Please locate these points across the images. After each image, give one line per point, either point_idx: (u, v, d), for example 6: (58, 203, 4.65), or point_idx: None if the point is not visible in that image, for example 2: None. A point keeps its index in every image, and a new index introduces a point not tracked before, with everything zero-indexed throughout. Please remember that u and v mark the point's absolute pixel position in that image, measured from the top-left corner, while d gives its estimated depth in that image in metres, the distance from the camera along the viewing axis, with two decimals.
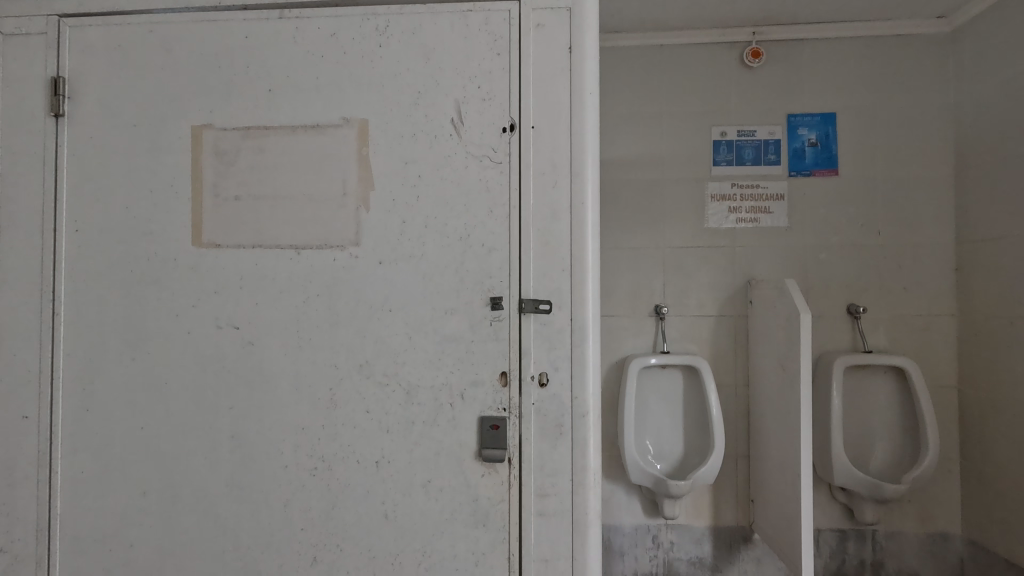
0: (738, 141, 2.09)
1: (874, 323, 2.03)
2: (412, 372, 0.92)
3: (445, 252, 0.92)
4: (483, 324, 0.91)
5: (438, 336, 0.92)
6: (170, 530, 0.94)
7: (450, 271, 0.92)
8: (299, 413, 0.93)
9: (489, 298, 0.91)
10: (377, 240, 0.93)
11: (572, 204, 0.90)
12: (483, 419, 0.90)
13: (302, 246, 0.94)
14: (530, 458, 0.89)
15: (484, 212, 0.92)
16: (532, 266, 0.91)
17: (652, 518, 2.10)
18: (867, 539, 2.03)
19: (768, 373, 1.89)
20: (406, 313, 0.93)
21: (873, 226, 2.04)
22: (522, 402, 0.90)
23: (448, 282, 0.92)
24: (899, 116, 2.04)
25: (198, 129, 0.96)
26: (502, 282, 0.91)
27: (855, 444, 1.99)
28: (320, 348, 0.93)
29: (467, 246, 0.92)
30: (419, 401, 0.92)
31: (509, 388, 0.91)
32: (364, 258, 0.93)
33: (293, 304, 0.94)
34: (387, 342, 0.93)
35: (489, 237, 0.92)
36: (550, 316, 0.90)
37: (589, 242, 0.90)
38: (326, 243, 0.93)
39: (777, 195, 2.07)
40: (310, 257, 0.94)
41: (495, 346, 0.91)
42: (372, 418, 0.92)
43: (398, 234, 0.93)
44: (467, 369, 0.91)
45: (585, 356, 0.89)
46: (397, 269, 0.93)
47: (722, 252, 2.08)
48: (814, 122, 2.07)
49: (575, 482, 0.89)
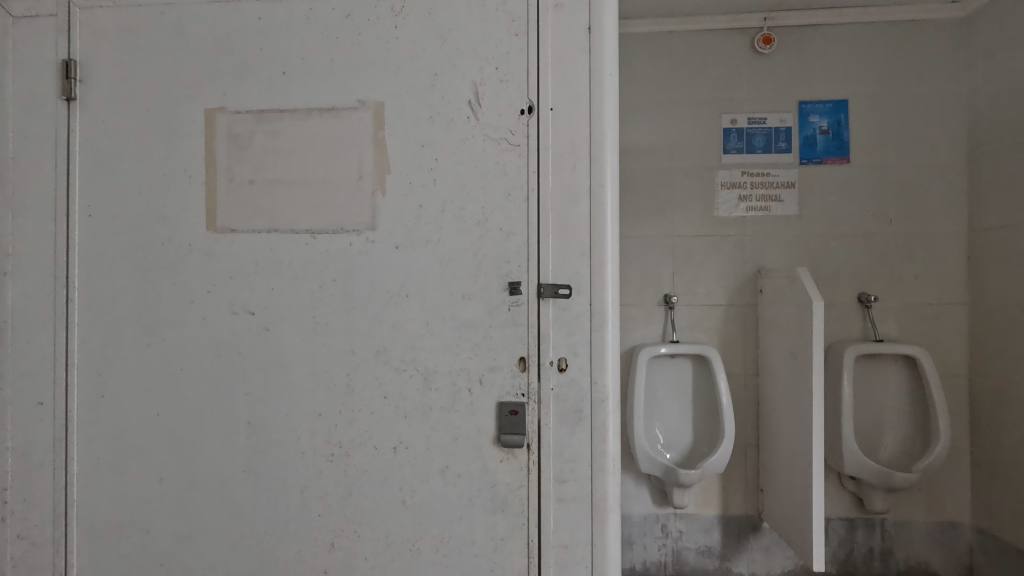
0: (748, 128, 2.07)
1: (885, 312, 2.02)
2: (430, 358, 0.91)
3: (462, 237, 0.91)
4: (501, 310, 0.91)
5: (456, 322, 0.91)
6: (187, 516, 0.93)
7: (469, 256, 0.91)
8: (316, 399, 0.92)
9: (507, 282, 0.90)
10: (394, 224, 0.92)
11: (592, 188, 0.89)
12: (502, 405, 0.90)
13: (317, 231, 0.93)
14: (549, 443, 0.89)
15: (502, 197, 0.91)
16: (551, 250, 0.90)
17: (661, 507, 2.10)
18: (876, 528, 2.03)
19: (778, 362, 1.88)
20: (423, 299, 0.92)
21: (884, 214, 2.03)
22: (542, 388, 0.89)
23: (465, 268, 0.91)
24: (911, 103, 2.02)
25: (211, 112, 0.94)
26: (521, 266, 0.90)
27: (865, 433, 1.98)
28: (337, 334, 0.92)
29: (485, 230, 0.91)
30: (437, 387, 0.91)
31: (528, 373, 0.90)
32: (381, 243, 0.92)
33: (310, 290, 0.93)
34: (404, 327, 0.92)
35: (507, 222, 0.91)
36: (569, 301, 0.89)
37: (608, 225, 0.89)
38: (342, 227, 0.92)
39: (788, 183, 2.06)
40: (326, 241, 0.93)
41: (514, 332, 0.90)
42: (390, 404, 0.92)
43: (415, 218, 0.92)
44: (485, 356, 0.91)
45: (605, 341, 0.89)
46: (415, 254, 0.92)
47: (732, 240, 2.07)
48: (826, 109, 2.05)
49: (595, 468, 0.88)
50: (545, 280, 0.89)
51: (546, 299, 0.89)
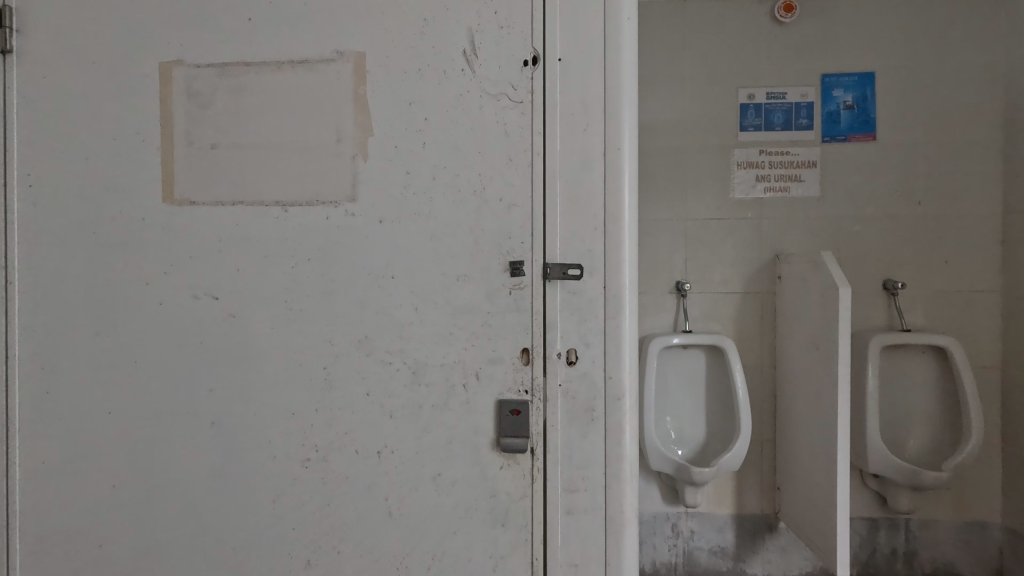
0: (767, 103, 1.93)
1: (912, 300, 1.89)
2: (420, 349, 0.79)
3: (456, 209, 0.79)
4: (502, 293, 0.78)
5: (449, 308, 0.79)
6: (145, 527, 0.82)
7: (464, 231, 0.79)
8: (289, 396, 0.81)
9: (508, 262, 0.78)
10: (378, 194, 0.80)
11: (606, 152, 0.77)
12: (502, 403, 0.78)
13: (290, 203, 0.81)
14: (556, 447, 0.77)
15: (503, 162, 0.78)
16: (559, 224, 0.77)
17: (672, 506, 1.99)
18: (900, 528, 1.91)
19: (798, 353, 1.76)
20: (411, 281, 0.79)
21: (912, 195, 1.89)
22: (548, 383, 0.77)
23: (460, 245, 0.79)
24: (943, 75, 1.88)
25: (167, 66, 0.82)
26: (523, 242, 0.78)
27: (891, 428, 1.86)
28: (313, 321, 0.80)
29: (482, 201, 0.79)
30: (428, 383, 0.79)
31: (532, 367, 0.78)
32: (363, 217, 0.80)
33: (282, 272, 0.81)
34: (389, 314, 0.80)
35: (508, 191, 0.78)
36: (580, 284, 0.77)
37: (626, 196, 0.77)
38: (318, 198, 0.80)
39: (810, 162, 1.92)
40: (300, 215, 0.80)
41: (516, 319, 0.78)
42: (374, 402, 0.80)
43: (401, 187, 0.79)
44: (482, 346, 0.79)
45: (621, 330, 0.77)
46: (402, 229, 0.79)
47: (748, 224, 1.94)
48: (851, 83, 1.91)
49: (609, 475, 0.77)
50: (552, 258, 0.77)
51: (552, 281, 0.77)
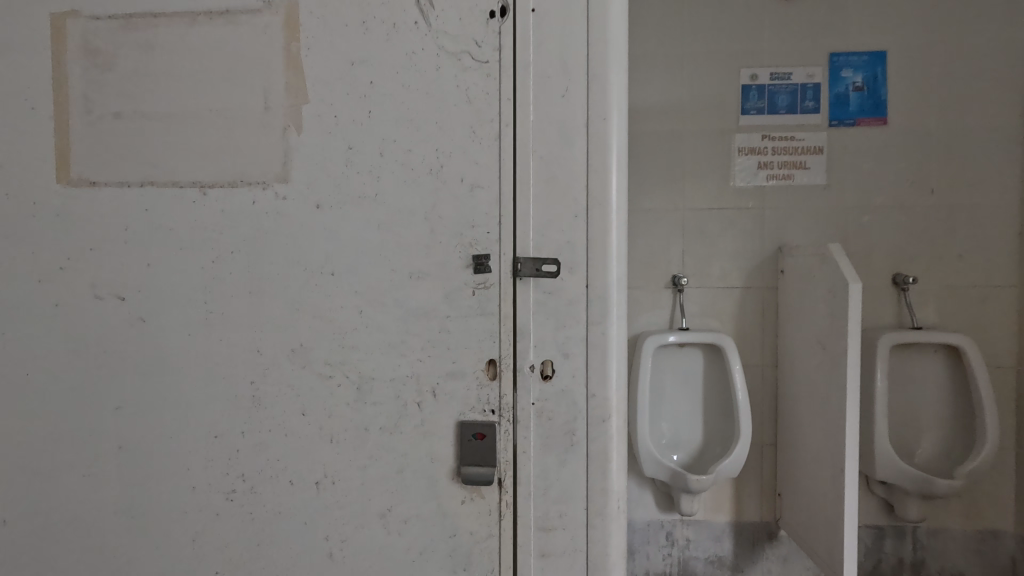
0: (771, 85, 1.79)
1: (923, 296, 1.77)
2: (366, 361, 0.66)
3: (409, 192, 0.65)
4: (463, 293, 0.65)
5: (400, 311, 0.66)
6: (43, 569, 0.69)
7: (418, 218, 0.65)
8: (211, 416, 0.68)
9: (472, 255, 0.65)
10: (315, 174, 0.66)
11: (590, 124, 0.64)
12: (464, 425, 0.65)
13: (209, 183, 0.67)
14: (528, 478, 0.65)
15: (464, 135, 0.65)
16: (532, 211, 0.64)
17: (666, 514, 1.86)
18: (908, 537, 1.80)
19: (802, 353, 1.63)
20: (355, 279, 0.66)
21: (925, 184, 1.76)
22: (519, 402, 0.65)
23: (413, 236, 0.65)
24: (960, 54, 1.74)
25: (60, 18, 0.68)
26: (489, 232, 0.65)
27: (900, 433, 1.74)
28: (239, 327, 0.67)
29: (440, 182, 0.65)
30: (376, 401, 0.66)
31: (500, 382, 0.65)
32: (297, 201, 0.66)
33: (201, 267, 0.67)
34: (329, 319, 0.66)
35: (471, 171, 0.65)
36: (557, 283, 0.64)
37: (613, 176, 0.64)
38: (243, 178, 0.67)
39: (816, 147, 1.79)
40: (222, 198, 0.67)
41: (481, 325, 0.65)
42: (312, 423, 0.67)
43: (343, 166, 0.66)
44: (440, 357, 0.66)
45: (606, 338, 0.65)
46: (344, 216, 0.66)
47: (750, 214, 1.80)
48: (861, 63, 1.77)
49: (591, 512, 0.65)
50: (525, 252, 0.65)
51: (525, 279, 0.65)
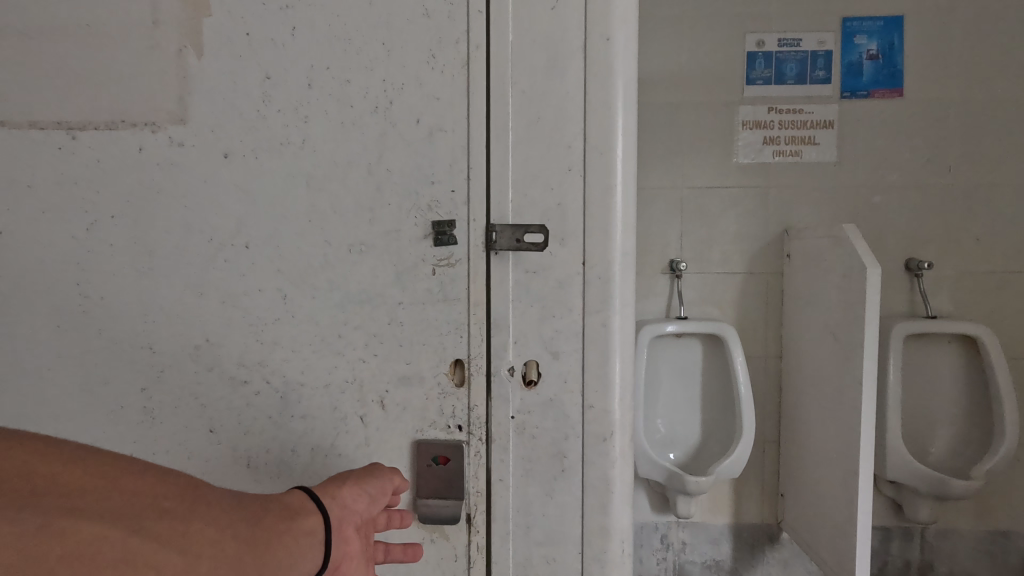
0: (778, 52, 1.51)
1: (938, 281, 1.51)
2: (294, 361, 0.53)
3: (348, 141, 0.51)
4: (421, 272, 0.51)
5: (337, 296, 0.52)
6: None
7: (360, 173, 0.51)
8: (92, 429, 0.54)
9: (433, 223, 0.50)
10: (222, 114, 0.52)
11: (586, 47, 0.49)
12: (422, 446, 0.52)
13: (80, 126, 0.52)
14: (506, 511, 0.51)
15: (420, 62, 0.50)
16: (511, 161, 0.49)
17: (660, 515, 1.63)
18: (915, 537, 1.57)
19: (811, 346, 1.41)
20: (279, 253, 0.52)
21: (943, 160, 1.50)
22: (494, 417, 0.51)
23: (353, 201, 0.51)
24: (994, 6, 1.46)
25: None
26: (454, 191, 0.50)
27: (911, 429, 1.54)
28: (126, 313, 0.53)
29: (388, 123, 0.50)
30: (306, 414, 0.53)
31: (469, 390, 0.51)
32: (199, 148, 0.52)
33: (73, 236, 0.53)
34: (249, 306, 0.52)
35: (428, 108, 0.50)
36: (543, 258, 0.50)
37: (619, 115, 0.49)
38: (124, 118, 0.52)
39: (825, 121, 1.52)
40: (97, 144, 0.53)
41: (441, 314, 0.51)
42: (224, 442, 0.53)
43: (260, 103, 0.51)
44: (390, 356, 0.52)
45: (607, 332, 0.50)
46: (265, 170, 0.52)
47: (753, 193, 1.54)
48: (876, 28, 1.49)
49: (586, 555, 0.51)
50: (504, 218, 0.50)
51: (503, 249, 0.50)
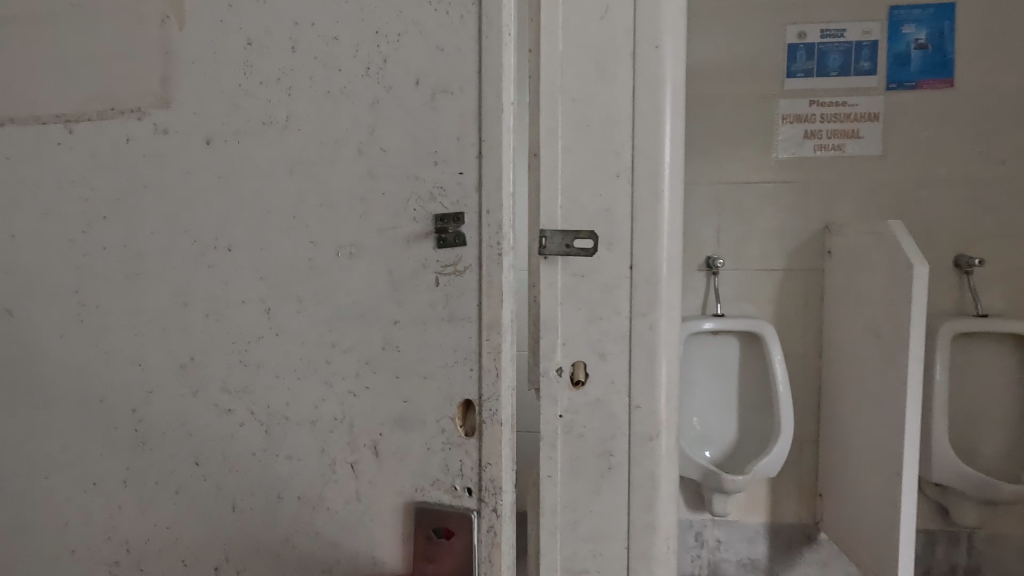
0: (820, 44, 1.47)
1: (990, 278, 1.45)
2: (278, 388, 0.52)
3: (337, 113, 0.49)
4: (426, 284, 0.48)
5: (342, 313, 0.50)
6: None
7: (350, 152, 0.49)
8: (92, 437, 0.57)
9: (434, 217, 0.47)
10: (209, 97, 0.53)
11: (636, 53, 0.50)
12: (427, 509, 0.49)
13: (76, 118, 0.57)
14: (553, 507, 0.53)
15: (419, 4, 0.47)
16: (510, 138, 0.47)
17: (695, 512, 1.62)
18: (961, 542, 1.51)
19: (853, 345, 1.37)
20: (287, 254, 0.51)
21: (996, 152, 1.43)
22: (507, 483, 0.48)
23: (352, 190, 0.49)
24: None
25: None
26: (462, 172, 0.47)
27: (959, 432, 1.48)
28: (121, 323, 0.56)
29: (382, 87, 0.48)
30: (290, 454, 0.52)
31: (480, 439, 0.47)
32: (182, 136, 0.54)
33: (71, 237, 0.57)
34: (236, 316, 0.53)
35: (430, 67, 0.47)
36: (591, 262, 0.51)
37: (668, 121, 0.50)
38: (114, 105, 0.55)
39: (870, 113, 1.47)
40: (90, 139, 0.57)
41: (450, 337, 0.48)
42: (207, 476, 0.54)
43: (242, 74, 0.52)
44: (386, 388, 0.49)
45: (654, 335, 0.50)
46: (251, 150, 0.52)
47: (793, 188, 1.51)
48: (926, 17, 1.44)
49: (632, 553, 0.52)
50: (505, 227, 0.47)
51: (506, 262, 0.47)
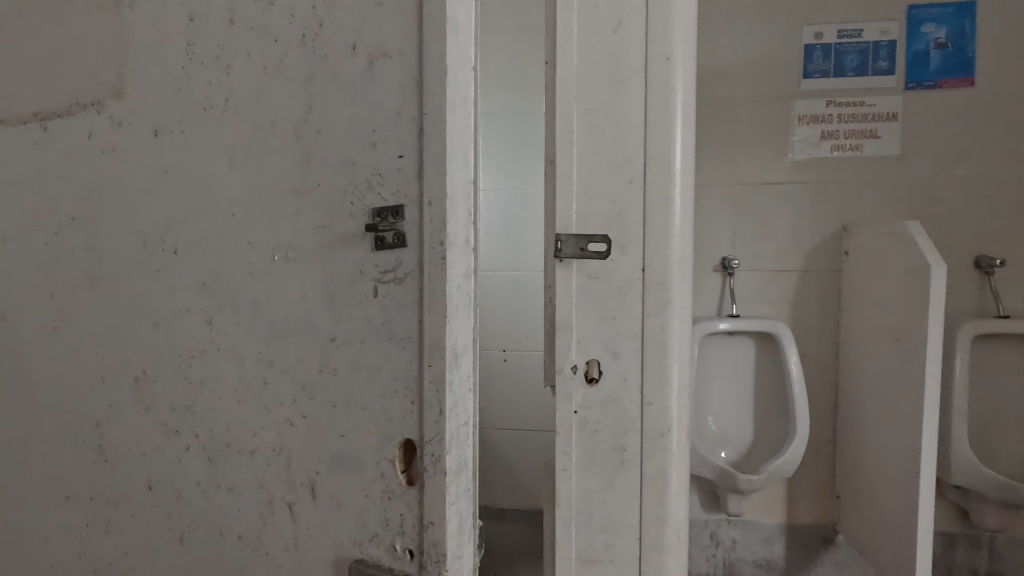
0: (838, 44, 1.47)
1: (1013, 279, 1.43)
2: (219, 410, 0.44)
3: (270, 79, 0.40)
4: (361, 294, 0.38)
5: (279, 328, 0.41)
6: None
7: (285, 137, 0.40)
8: (56, 459, 0.51)
9: (372, 213, 0.38)
10: (151, 81, 0.45)
11: (648, 64, 0.52)
12: (361, 570, 0.39)
13: (47, 114, 0.50)
14: (569, 499, 0.55)
15: None
16: (465, 124, 0.38)
17: (711, 513, 1.63)
18: (982, 546, 1.50)
19: (871, 346, 1.37)
20: (230, 257, 0.43)
21: (1019, 151, 1.42)
22: (453, 549, 0.37)
23: (290, 189, 0.40)
24: None
25: None
26: (403, 156, 0.37)
27: (980, 435, 1.46)
28: (87, 327, 0.49)
29: (317, 57, 0.39)
30: (232, 487, 0.44)
31: (421, 492, 0.38)
32: (135, 130, 0.46)
33: (42, 241, 0.51)
34: (185, 328, 0.45)
35: (363, 27, 0.38)
36: (605, 265, 0.53)
37: (679, 129, 0.52)
38: (78, 100, 0.48)
39: (889, 113, 1.46)
40: (58, 137, 0.50)
41: (388, 360, 0.38)
42: (163, 502, 0.47)
43: (185, 55, 0.44)
44: (323, 418, 0.40)
45: (666, 334, 0.53)
46: (194, 143, 0.44)
47: (810, 189, 1.50)
48: (945, 15, 1.44)
49: (644, 544, 0.54)
50: (457, 229, 0.37)
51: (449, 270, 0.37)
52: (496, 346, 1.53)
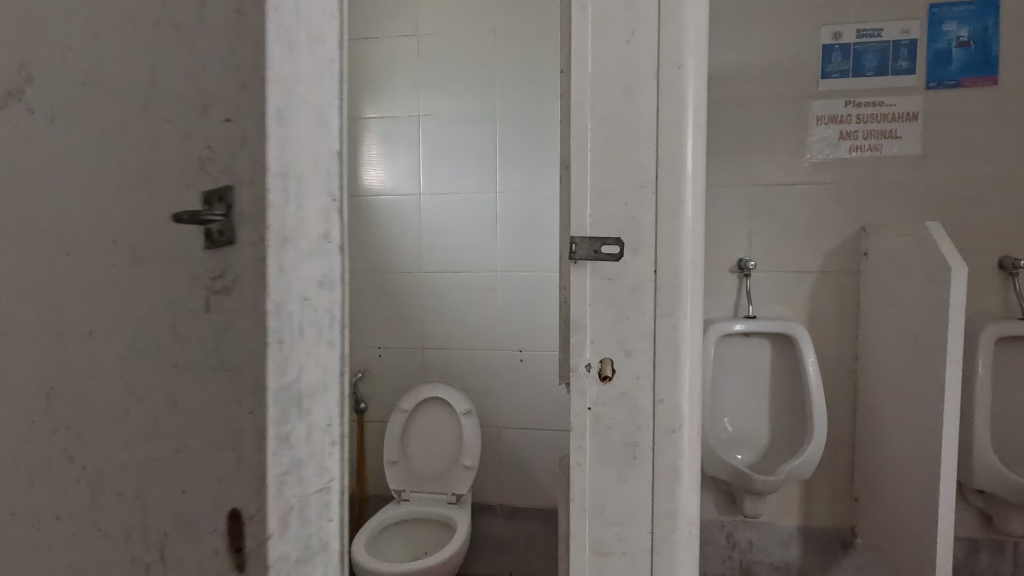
0: (857, 44, 1.47)
1: None
2: (86, 447, 0.40)
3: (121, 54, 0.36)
4: (208, 312, 0.34)
5: (129, 354, 0.37)
6: None
7: (133, 118, 0.36)
8: None
9: (206, 202, 0.34)
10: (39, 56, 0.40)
11: (660, 73, 0.53)
12: None
13: None
14: (583, 493, 0.57)
15: None
16: (313, 109, 0.32)
17: (727, 514, 1.62)
18: (1007, 552, 1.47)
19: (890, 348, 1.36)
20: (86, 271, 0.39)
21: None
22: None
23: (138, 193, 0.36)
24: None
25: None
26: (232, 121, 0.32)
27: (1004, 439, 1.44)
28: (11, 339, 0.44)
29: (161, 17, 0.34)
30: (100, 536, 0.40)
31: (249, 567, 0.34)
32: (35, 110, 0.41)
33: None
34: (63, 346, 0.41)
35: None
36: (618, 267, 0.55)
37: (690, 135, 0.53)
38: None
39: (908, 113, 1.45)
40: None
41: (222, 405, 0.34)
42: (65, 537, 0.42)
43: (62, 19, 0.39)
44: (173, 467, 0.36)
45: (677, 334, 0.54)
46: (68, 124, 0.39)
47: (828, 189, 1.50)
48: (968, 14, 1.42)
49: (656, 537, 0.56)
50: (305, 232, 0.32)
51: (283, 282, 0.32)
52: (512, 346, 1.55)
